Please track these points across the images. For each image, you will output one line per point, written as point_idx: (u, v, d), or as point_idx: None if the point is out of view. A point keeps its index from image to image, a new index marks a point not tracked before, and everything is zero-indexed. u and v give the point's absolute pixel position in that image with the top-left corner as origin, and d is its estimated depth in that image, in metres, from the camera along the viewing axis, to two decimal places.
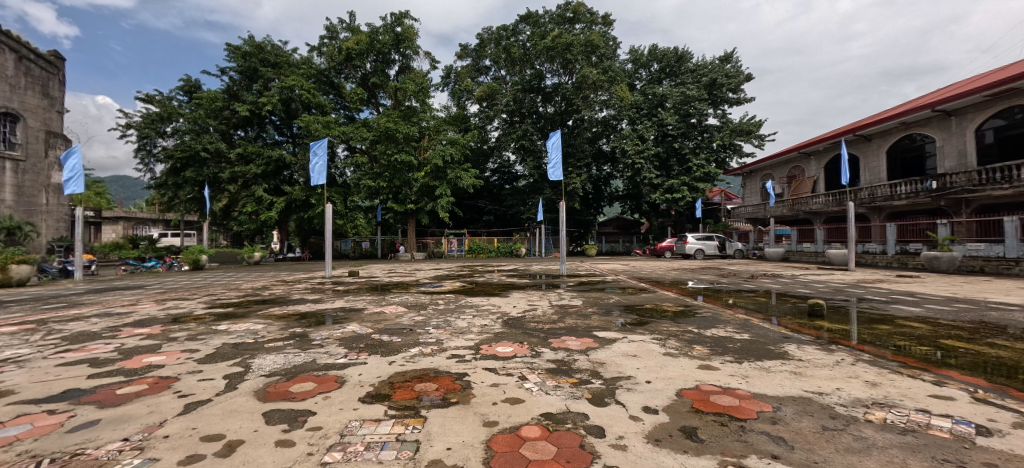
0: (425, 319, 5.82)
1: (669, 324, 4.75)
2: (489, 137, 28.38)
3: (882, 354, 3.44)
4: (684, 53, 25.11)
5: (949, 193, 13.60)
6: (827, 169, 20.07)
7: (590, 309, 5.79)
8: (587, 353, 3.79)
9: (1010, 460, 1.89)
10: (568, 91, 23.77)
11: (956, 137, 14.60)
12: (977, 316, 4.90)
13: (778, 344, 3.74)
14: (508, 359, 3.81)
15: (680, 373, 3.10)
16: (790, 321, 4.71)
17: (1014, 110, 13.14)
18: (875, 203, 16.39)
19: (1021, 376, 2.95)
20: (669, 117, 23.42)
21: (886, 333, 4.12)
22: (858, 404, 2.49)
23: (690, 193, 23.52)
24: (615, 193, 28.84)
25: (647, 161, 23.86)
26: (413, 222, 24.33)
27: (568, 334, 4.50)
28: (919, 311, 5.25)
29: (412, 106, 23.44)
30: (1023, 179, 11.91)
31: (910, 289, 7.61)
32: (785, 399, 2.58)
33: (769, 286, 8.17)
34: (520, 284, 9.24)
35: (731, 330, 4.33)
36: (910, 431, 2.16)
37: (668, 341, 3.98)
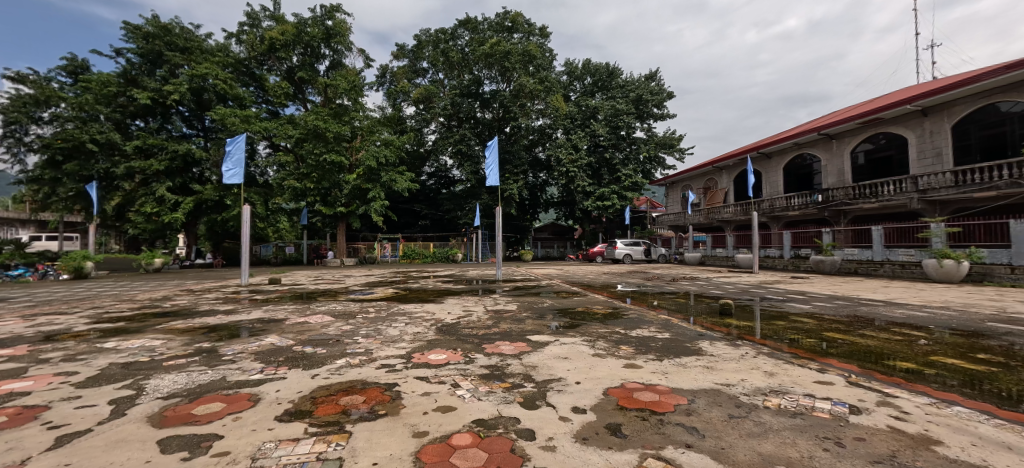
0: (353, 328, 5.51)
1: (599, 325, 4.94)
2: (426, 140, 27.86)
3: (779, 347, 3.85)
4: (614, 69, 26.62)
5: (831, 205, 15.73)
6: (736, 182, 22.35)
7: (525, 314, 5.86)
8: (520, 357, 3.81)
9: (875, 434, 2.20)
10: (505, 98, 24.10)
11: (836, 158, 17.02)
12: (852, 311, 5.70)
13: (694, 342, 4.04)
14: (440, 366, 3.71)
15: (608, 372, 3.23)
16: (704, 320, 5.12)
17: (879, 137, 15.62)
18: (775, 213, 18.46)
19: (883, 361, 3.46)
20: (600, 128, 24.67)
21: (782, 328, 4.64)
22: (759, 392, 2.76)
23: (619, 201, 24.90)
24: (551, 200, 29.73)
25: (581, 170, 24.89)
26: (343, 226, 23.13)
27: (502, 339, 4.51)
28: (808, 308, 5.99)
29: (344, 104, 22.38)
30: (885, 194, 14.14)
31: (801, 288, 8.67)
32: (699, 392, 2.79)
33: (688, 288, 8.85)
34: (455, 290, 9.12)
35: (654, 329, 4.61)
36: (799, 414, 2.43)
37: (598, 342, 4.13)
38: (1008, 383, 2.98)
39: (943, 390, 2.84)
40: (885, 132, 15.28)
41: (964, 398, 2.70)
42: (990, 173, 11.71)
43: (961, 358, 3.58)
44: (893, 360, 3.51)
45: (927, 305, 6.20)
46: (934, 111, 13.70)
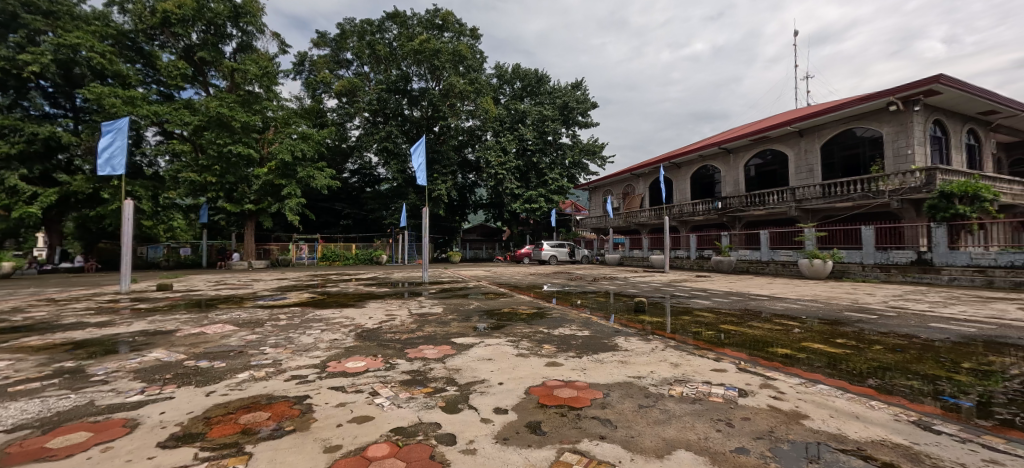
0: (261, 338, 5.01)
1: (524, 325, 5.03)
2: (349, 135, 26.44)
3: (685, 339, 4.21)
4: (543, 76, 27.39)
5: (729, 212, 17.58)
6: (651, 188, 24.19)
7: (451, 316, 5.77)
8: (443, 360, 3.73)
9: (757, 413, 2.49)
10: (434, 97, 23.66)
11: (733, 170, 19.15)
12: (744, 306, 6.41)
13: (611, 338, 4.28)
14: (358, 374, 3.51)
15: (531, 371, 3.29)
16: (621, 317, 5.45)
17: (766, 152, 17.88)
18: (683, 218, 20.15)
19: (767, 348, 3.95)
20: (528, 133, 25.27)
21: (687, 323, 5.08)
22: (665, 382, 2.98)
23: (546, 204, 25.73)
24: (479, 201, 29.76)
25: (509, 172, 25.27)
26: (252, 224, 21.11)
27: (426, 343, 4.38)
28: (709, 303, 6.63)
29: (254, 92, 20.46)
30: (771, 203, 16.17)
31: (704, 286, 9.60)
32: (613, 385, 2.94)
33: (607, 288, 9.35)
34: (378, 293, 8.70)
35: (575, 328, 4.79)
36: (698, 400, 2.67)
37: (522, 342, 4.20)
38: (856, 362, 3.56)
39: (809, 370, 3.31)
40: (771, 148, 17.54)
41: (825, 377, 3.16)
42: (847, 186, 13.94)
43: (823, 343, 4.20)
44: (775, 346, 4.02)
45: (801, 298, 7.22)
46: (808, 133, 16.01)
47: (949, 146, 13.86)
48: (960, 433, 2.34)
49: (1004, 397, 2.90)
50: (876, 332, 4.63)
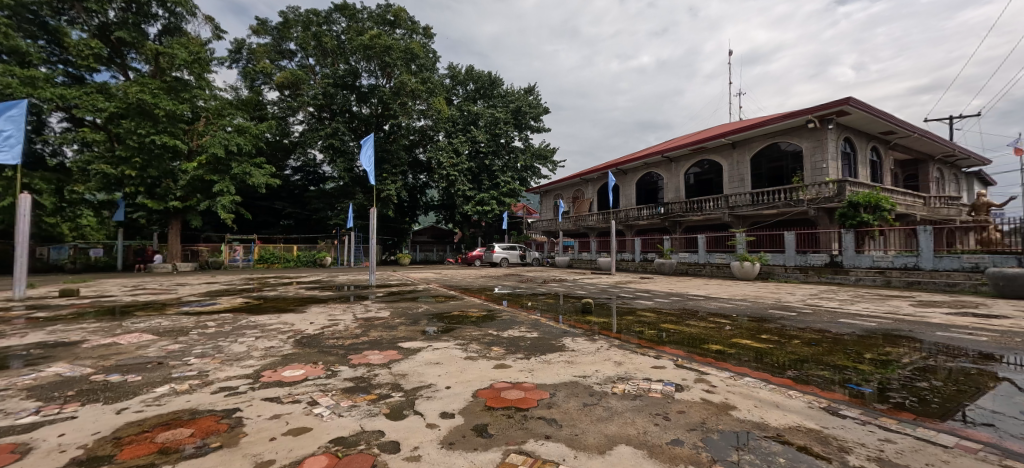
0: (185, 347, 4.58)
1: (473, 328, 4.99)
2: (291, 130, 25.04)
3: (628, 338, 4.40)
4: (496, 79, 27.48)
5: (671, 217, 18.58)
6: (600, 193, 25.04)
7: (398, 320, 5.61)
8: (388, 365, 3.61)
9: (691, 406, 2.65)
10: (385, 94, 22.98)
11: (674, 177, 20.27)
12: (683, 305, 6.80)
13: (559, 339, 4.36)
14: (296, 383, 3.31)
15: (479, 373, 3.27)
16: (570, 318, 5.57)
17: (703, 162, 19.11)
18: (629, 222, 21.02)
19: (702, 345, 4.22)
20: (481, 135, 25.24)
21: (631, 323, 5.30)
22: (609, 380, 3.09)
23: (498, 206, 25.83)
24: (431, 202, 29.26)
25: (461, 174, 25.13)
26: (178, 224, 19.34)
27: (371, 348, 4.23)
28: (651, 304, 6.96)
29: (183, 79, 18.78)
30: (708, 209, 17.28)
31: (647, 287, 10.05)
32: (559, 385, 3.00)
33: (557, 289, 9.52)
34: (320, 297, 8.27)
35: (524, 330, 4.84)
36: (638, 396, 2.79)
37: (471, 345, 4.17)
38: (778, 356, 3.89)
39: (738, 364, 3.57)
40: (708, 158, 18.78)
41: (752, 370, 3.42)
42: (773, 195, 15.24)
43: (751, 338, 4.55)
44: (709, 343, 4.30)
45: (732, 298, 7.78)
46: (740, 145, 17.34)
47: (856, 161, 15.59)
48: (861, 416, 2.62)
49: (895, 382, 3.30)
50: (795, 328, 5.10)
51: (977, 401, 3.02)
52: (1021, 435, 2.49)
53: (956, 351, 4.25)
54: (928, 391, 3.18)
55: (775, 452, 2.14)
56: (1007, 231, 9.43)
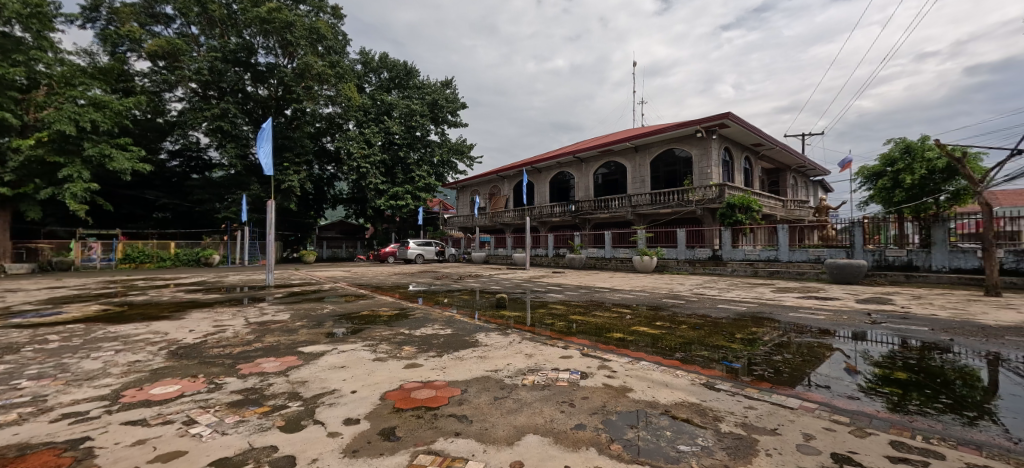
0: (12, 368, 3.71)
1: (383, 328, 4.77)
2: (168, 109, 21.76)
3: (540, 331, 4.56)
4: (412, 69, 26.53)
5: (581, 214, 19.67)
6: (516, 190, 25.59)
7: (299, 323, 5.17)
8: (285, 373, 3.30)
9: (593, 391, 2.83)
10: (286, 75, 20.93)
11: (585, 177, 21.46)
12: (590, 298, 7.23)
13: (472, 335, 4.37)
14: (168, 401, 2.86)
15: (389, 375, 3.14)
16: (484, 313, 5.61)
17: (610, 164, 20.53)
18: (543, 219, 21.79)
19: (605, 334, 4.53)
20: (394, 126, 24.22)
21: (543, 316, 5.49)
22: (519, 372, 3.17)
23: (413, 202, 25.07)
24: (339, 196, 27.39)
25: (373, 166, 23.96)
26: (6, 215, 15.69)
27: (264, 355, 3.82)
28: (562, 297, 7.29)
29: (14, 35, 15.19)
30: (614, 207, 18.61)
31: (558, 282, 10.51)
32: (471, 381, 3.00)
33: (471, 285, 9.52)
34: (203, 300, 7.28)
35: (437, 327, 4.76)
36: (547, 386, 2.90)
37: (380, 346, 3.99)
38: (669, 340, 4.33)
39: (636, 350, 3.90)
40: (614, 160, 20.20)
41: (647, 354, 3.76)
42: (668, 196, 16.94)
43: (647, 325, 5.00)
44: (613, 332, 4.64)
45: (633, 290, 8.46)
46: (642, 149, 18.95)
47: (734, 168, 18.00)
48: (732, 388, 3.03)
49: (758, 357, 3.87)
50: (683, 314, 5.73)
51: (817, 368, 3.68)
52: (845, 394, 3.09)
53: (803, 328, 5.13)
54: (782, 362, 3.78)
55: (664, 426, 2.38)
56: (841, 229, 11.53)
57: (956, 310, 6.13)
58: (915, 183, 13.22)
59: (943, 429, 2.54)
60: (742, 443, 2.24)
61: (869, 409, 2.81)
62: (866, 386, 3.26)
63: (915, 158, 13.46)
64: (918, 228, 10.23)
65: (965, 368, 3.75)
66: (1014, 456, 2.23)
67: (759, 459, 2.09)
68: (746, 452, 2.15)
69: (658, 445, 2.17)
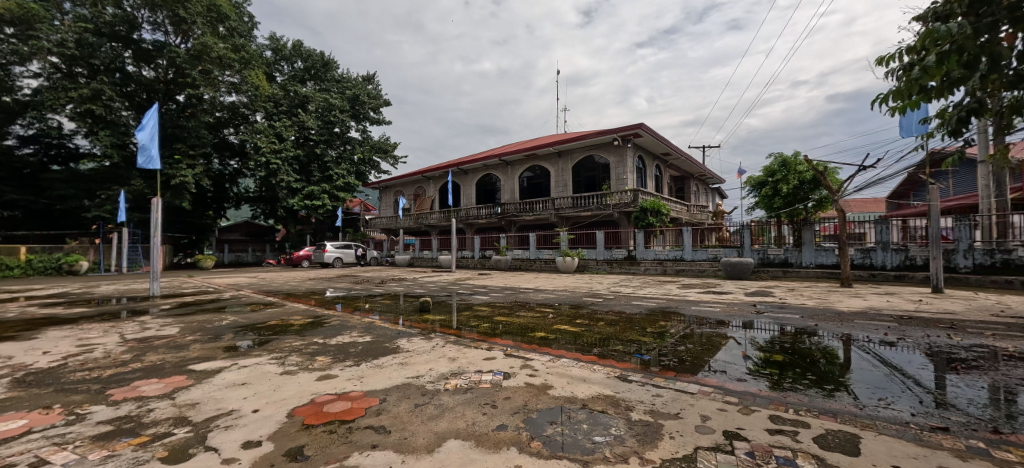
0: None
1: (294, 338, 4.41)
2: (19, 85, 18.15)
3: (464, 334, 4.53)
4: (330, 61, 24.91)
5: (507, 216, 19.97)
6: (441, 192, 25.22)
7: (191, 338, 4.58)
8: (171, 396, 2.88)
9: (515, 391, 2.86)
10: (178, 56, 18.48)
11: (510, 180, 21.78)
12: (515, 299, 7.36)
13: (394, 341, 4.21)
14: (8, 441, 2.34)
15: (297, 389, 2.90)
16: (408, 318, 5.43)
17: (535, 168, 21.12)
18: (469, 221, 21.76)
19: (528, 334, 4.64)
20: (310, 120, 22.57)
21: (468, 318, 5.47)
22: (442, 377, 3.11)
23: (331, 202, 23.55)
24: (244, 194, 24.81)
25: (285, 162, 22.11)
26: None
27: (145, 377, 3.32)
28: (487, 299, 7.34)
29: None
30: (538, 210, 19.18)
31: (484, 283, 10.57)
32: (391, 389, 2.88)
33: (394, 289, 9.20)
34: (65, 315, 6.14)
35: (355, 334, 4.52)
36: (470, 389, 2.89)
37: (289, 357, 3.68)
38: (589, 336, 4.57)
39: (558, 348, 4.04)
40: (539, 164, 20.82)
41: (568, 352, 3.91)
42: (588, 200, 17.86)
43: (568, 323, 5.21)
44: (536, 331, 4.76)
45: (555, 289, 8.79)
46: (565, 154, 19.75)
47: (646, 175, 19.53)
48: (642, 379, 3.27)
49: (666, 349, 4.23)
50: (601, 312, 6.07)
51: (714, 355, 4.11)
52: (735, 377, 3.49)
53: (703, 320, 5.72)
54: (685, 352, 4.16)
55: (581, 420, 2.49)
56: (734, 231, 13.07)
57: (818, 299, 7.26)
58: (790, 192, 15.56)
59: (809, 401, 2.98)
60: (649, 429, 2.42)
61: (754, 389, 3.21)
62: (753, 369, 3.73)
63: (790, 170, 15.66)
64: (792, 229, 11.89)
65: (827, 348, 4.44)
66: (859, 419, 2.68)
67: (664, 442, 2.28)
68: (652, 437, 2.33)
69: (575, 439, 2.26)
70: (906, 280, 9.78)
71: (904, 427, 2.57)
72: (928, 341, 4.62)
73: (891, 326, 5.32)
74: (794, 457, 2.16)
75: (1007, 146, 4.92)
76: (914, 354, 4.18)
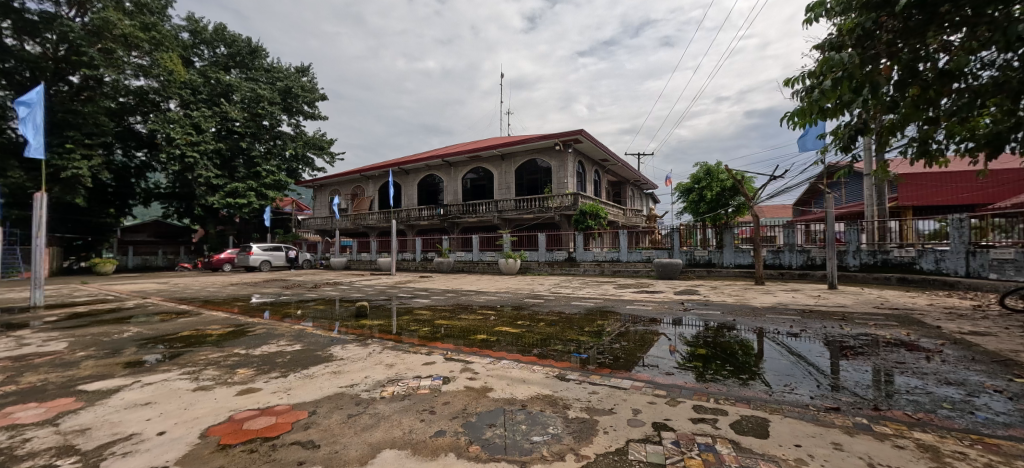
0: None
1: (212, 350, 4.01)
2: None
3: (402, 339, 4.40)
4: (258, 48, 23.08)
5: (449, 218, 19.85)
6: (381, 192, 24.37)
7: (83, 353, 4.01)
8: (53, 423, 2.49)
9: (454, 396, 2.83)
10: (71, 30, 16.17)
11: (453, 181, 21.54)
12: (457, 301, 7.28)
13: (326, 348, 3.98)
14: None
15: (213, 406, 2.64)
16: (343, 324, 5.17)
17: (479, 170, 21.10)
18: (410, 222, 21.29)
19: (468, 336, 4.61)
20: (235, 111, 20.73)
21: (407, 322, 5.32)
22: (378, 385, 3.00)
23: (258, 200, 21.81)
24: (154, 190, 22.25)
25: (204, 156, 20.14)
26: None
27: (19, 401, 2.84)
28: (428, 302, 7.19)
29: None
30: (480, 212, 19.23)
31: (425, 286, 10.37)
32: (321, 400, 2.72)
33: (329, 294, 8.73)
34: None
35: (283, 343, 4.22)
36: (407, 396, 2.81)
37: (206, 371, 3.35)
38: (530, 337, 4.66)
39: (499, 350, 4.06)
40: (482, 166, 20.84)
41: (508, 353, 3.94)
42: (530, 202, 18.19)
43: (510, 325, 5.27)
44: (477, 333, 4.75)
45: (497, 291, 8.83)
46: (508, 157, 19.92)
47: (586, 180, 20.28)
48: (580, 377, 3.38)
49: (603, 347, 4.41)
50: (542, 312, 6.20)
51: (647, 351, 4.36)
52: (665, 371, 3.73)
53: (637, 318, 6.05)
54: (621, 350, 4.38)
55: (520, 421, 2.52)
56: (664, 234, 13.94)
57: (736, 296, 7.97)
58: (713, 198, 16.98)
59: (728, 391, 3.26)
60: (585, 426, 2.51)
61: (680, 381, 3.44)
62: (681, 362, 4.00)
63: (713, 178, 17.10)
64: (715, 232, 13.03)
65: (743, 340, 4.90)
66: (768, 404, 2.98)
67: (598, 437, 2.37)
68: (588, 433, 2.41)
69: (513, 440, 2.28)
70: (807, 278, 11.02)
71: (803, 409, 2.90)
72: (825, 332, 5.24)
73: (795, 319, 5.97)
74: (713, 443, 2.35)
75: (885, 162, 5.70)
76: (813, 343, 4.74)
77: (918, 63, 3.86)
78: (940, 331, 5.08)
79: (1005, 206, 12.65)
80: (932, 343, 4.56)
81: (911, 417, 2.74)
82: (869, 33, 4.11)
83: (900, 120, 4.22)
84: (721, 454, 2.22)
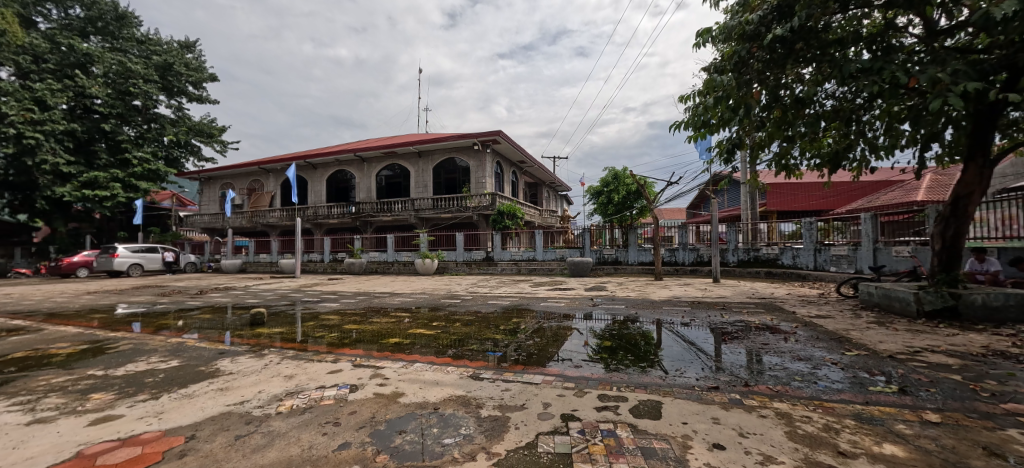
0: None
1: (56, 373, 3.33)
2: None
3: (305, 347, 4.07)
4: (127, 15, 19.54)
5: (362, 216, 18.91)
6: (283, 186, 22.27)
7: None
8: None
9: (362, 405, 2.69)
10: None
11: (366, 178, 20.44)
12: (368, 304, 6.96)
13: (211, 363, 3.55)
14: None
15: (53, 442, 2.19)
16: (236, 334, 4.64)
17: (395, 167, 20.31)
18: (318, 220, 19.79)
19: (380, 341, 4.42)
20: (95, 87, 17.35)
21: (313, 328, 4.97)
22: (274, 400, 2.75)
23: (127, 192, 18.56)
24: None
25: (49, 137, 16.66)
26: None
27: None
28: (336, 305, 6.77)
29: None
30: (396, 211, 18.59)
31: (334, 288, 9.77)
32: (203, 422, 2.41)
33: (218, 300, 7.80)
34: None
35: (155, 360, 3.65)
36: (308, 409, 2.61)
37: (45, 400, 2.77)
38: (446, 337, 4.62)
39: (413, 353, 3.95)
40: (398, 164, 20.10)
41: (422, 356, 3.86)
42: (449, 201, 18.01)
43: (425, 327, 5.16)
44: (390, 337, 4.58)
45: (413, 292, 8.63)
46: (425, 155, 19.47)
47: (504, 180, 20.62)
48: (493, 375, 3.43)
49: (518, 344, 4.54)
50: (459, 312, 6.20)
51: (560, 346, 4.59)
52: (575, 363, 3.96)
53: (552, 314, 6.33)
54: (534, 345, 4.55)
55: (431, 424, 2.49)
56: (577, 234, 14.72)
57: (637, 291, 8.72)
58: (620, 200, 18.39)
59: (628, 378, 3.56)
60: (497, 424, 2.55)
61: (589, 373, 3.68)
62: (590, 355, 4.28)
63: (619, 182, 18.51)
64: (621, 232, 14.11)
65: (645, 331, 5.39)
66: (662, 388, 3.32)
67: (509, 434, 2.43)
68: (499, 431, 2.46)
69: (423, 445, 2.24)
70: (696, 273, 12.47)
71: (690, 389, 3.28)
72: (709, 320, 5.96)
73: (687, 309, 6.71)
74: (614, 428, 2.54)
75: (757, 173, 6.63)
76: (701, 330, 5.38)
77: (779, 90, 4.59)
78: (795, 315, 6.07)
79: (842, 212, 15.53)
80: (789, 326, 5.45)
81: (772, 390, 3.25)
82: (744, 60, 4.76)
83: (767, 137, 4.97)
84: (620, 438, 2.41)
